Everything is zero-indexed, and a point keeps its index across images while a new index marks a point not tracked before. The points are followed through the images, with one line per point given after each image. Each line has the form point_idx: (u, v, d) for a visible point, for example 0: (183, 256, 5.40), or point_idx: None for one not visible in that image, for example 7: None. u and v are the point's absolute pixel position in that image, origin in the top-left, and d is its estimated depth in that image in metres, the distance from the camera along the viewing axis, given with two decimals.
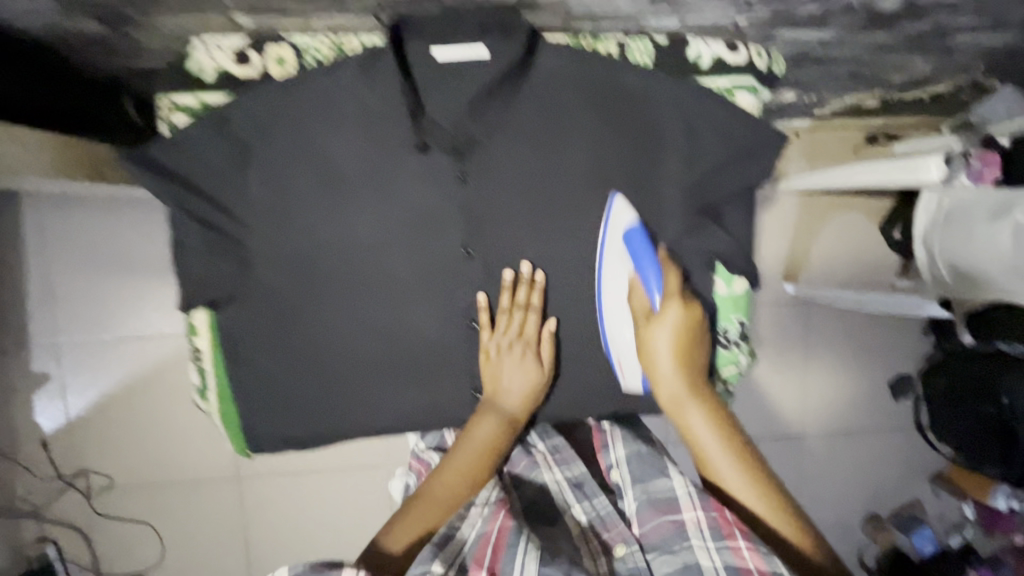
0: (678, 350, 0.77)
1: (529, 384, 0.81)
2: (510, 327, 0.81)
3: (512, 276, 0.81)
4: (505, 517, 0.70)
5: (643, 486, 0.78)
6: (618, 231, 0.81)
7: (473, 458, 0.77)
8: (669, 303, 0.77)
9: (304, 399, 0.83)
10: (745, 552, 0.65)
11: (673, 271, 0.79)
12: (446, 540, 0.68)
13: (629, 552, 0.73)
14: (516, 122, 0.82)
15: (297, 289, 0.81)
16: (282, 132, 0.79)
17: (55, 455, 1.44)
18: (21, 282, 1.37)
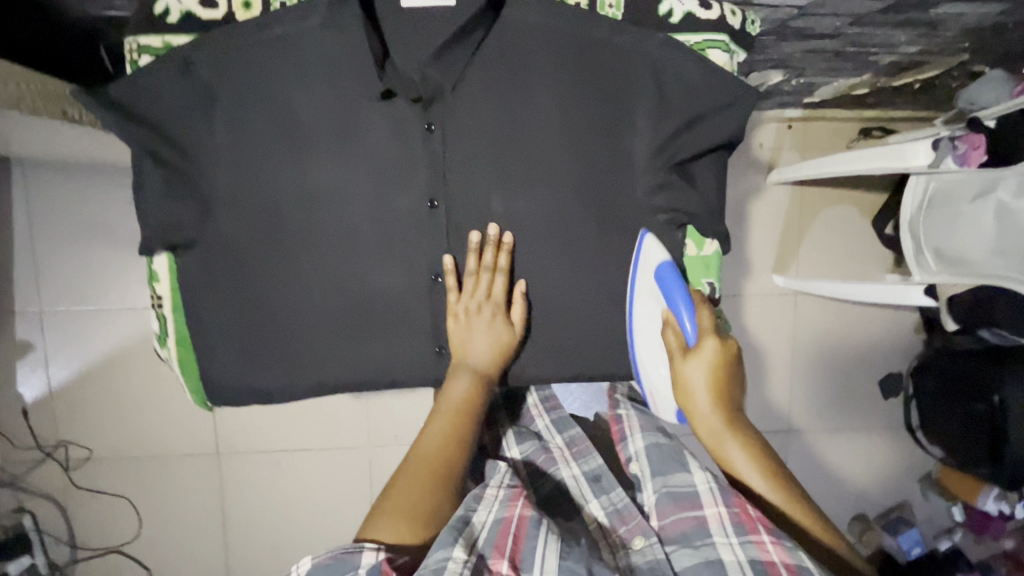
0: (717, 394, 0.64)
1: (501, 340, 0.70)
2: (477, 288, 0.69)
3: (478, 238, 0.68)
4: (523, 506, 0.63)
5: (664, 479, 0.74)
6: (649, 268, 0.70)
7: (449, 418, 0.66)
8: (705, 339, 0.66)
9: (238, 370, 0.70)
10: (769, 545, 0.58)
11: (708, 307, 0.68)
12: (463, 524, 0.60)
13: (648, 545, 0.68)
14: (501, 63, 0.67)
15: (231, 246, 0.67)
16: (231, 72, 0.63)
17: (35, 425, 1.43)
18: (6, 249, 1.37)
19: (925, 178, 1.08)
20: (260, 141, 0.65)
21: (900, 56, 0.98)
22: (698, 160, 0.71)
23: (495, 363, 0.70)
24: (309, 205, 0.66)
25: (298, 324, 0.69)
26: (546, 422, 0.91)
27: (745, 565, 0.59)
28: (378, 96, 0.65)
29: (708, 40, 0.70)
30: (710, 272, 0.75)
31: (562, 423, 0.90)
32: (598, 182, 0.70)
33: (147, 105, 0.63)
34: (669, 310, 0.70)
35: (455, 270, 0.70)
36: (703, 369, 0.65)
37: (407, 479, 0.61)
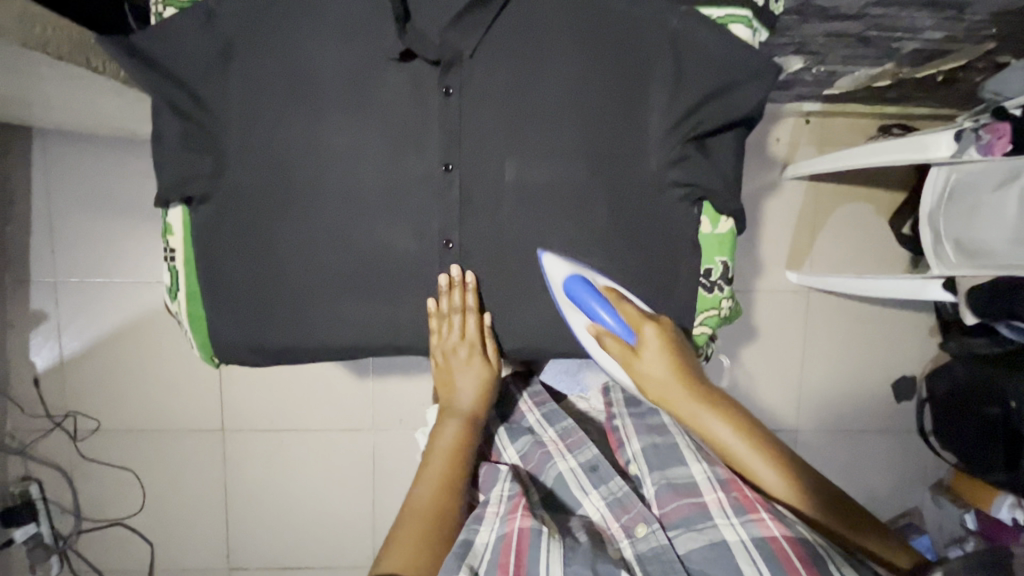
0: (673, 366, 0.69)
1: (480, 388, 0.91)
2: (450, 333, 0.71)
3: (445, 281, 0.68)
4: (522, 518, 0.74)
5: (662, 472, 0.83)
6: (559, 285, 0.68)
7: (443, 460, 0.85)
8: (643, 328, 0.68)
9: (241, 329, 0.69)
10: (768, 521, 0.69)
11: (628, 301, 0.68)
12: (469, 550, 0.73)
13: (651, 531, 0.76)
14: (522, 25, 0.65)
15: (239, 202, 0.66)
16: (244, 22, 0.63)
17: (45, 394, 1.45)
18: (27, 219, 1.39)
19: (946, 169, 1.06)
20: (277, 99, 0.64)
21: (926, 43, 0.97)
22: (717, 135, 0.69)
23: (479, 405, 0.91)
24: (322, 165, 0.66)
25: (303, 280, 0.68)
26: (537, 416, 0.99)
27: (749, 543, 0.68)
28: (396, 57, 0.64)
29: (732, 14, 0.68)
30: (724, 251, 0.72)
31: (553, 416, 0.97)
32: (611, 153, 0.67)
33: (168, 55, 0.63)
34: (593, 320, 0.69)
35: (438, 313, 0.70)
36: (657, 360, 0.68)
37: (407, 528, 0.78)
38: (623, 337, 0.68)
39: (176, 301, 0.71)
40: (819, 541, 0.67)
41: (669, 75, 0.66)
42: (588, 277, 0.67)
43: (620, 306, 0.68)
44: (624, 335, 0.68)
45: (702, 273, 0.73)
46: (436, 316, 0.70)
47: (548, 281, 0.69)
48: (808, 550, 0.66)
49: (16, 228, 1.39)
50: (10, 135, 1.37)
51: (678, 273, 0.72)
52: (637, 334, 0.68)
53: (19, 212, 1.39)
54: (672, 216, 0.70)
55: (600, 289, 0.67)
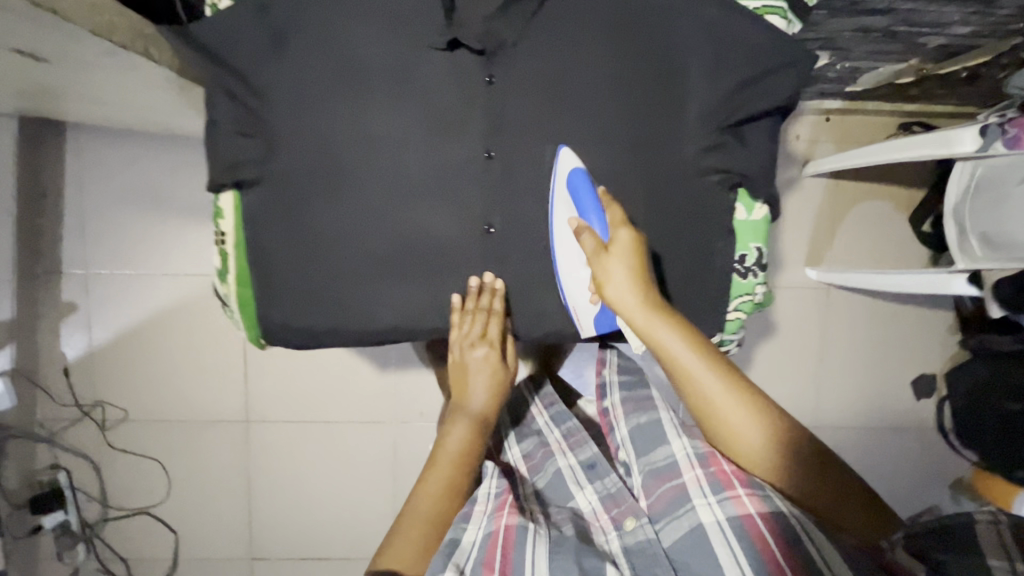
0: (640, 278, 0.67)
1: (491, 392, 0.95)
2: (470, 331, 0.75)
3: (476, 285, 0.71)
4: (509, 517, 0.79)
5: (648, 458, 0.88)
6: (563, 178, 0.67)
7: (449, 462, 0.90)
8: (618, 230, 0.66)
9: (286, 310, 0.71)
10: (745, 497, 0.74)
11: (617, 204, 0.66)
12: (456, 548, 0.78)
13: (638, 525, 0.80)
14: (565, 14, 0.67)
15: (287, 186, 0.68)
16: (294, 10, 0.65)
17: (75, 384, 1.47)
18: (59, 212, 1.42)
19: (972, 163, 1.07)
20: (324, 85, 0.66)
21: (952, 38, 0.98)
22: (750, 123, 0.71)
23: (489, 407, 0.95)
24: (368, 149, 0.67)
25: (347, 262, 0.69)
26: (546, 419, 1.07)
27: (725, 522, 0.73)
28: (442, 46, 0.66)
29: (770, 4, 0.70)
30: (759, 237, 0.76)
31: (560, 417, 1.05)
32: (649, 140, 0.69)
33: (223, 43, 0.65)
34: (577, 216, 0.67)
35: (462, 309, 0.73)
36: (625, 265, 0.66)
37: (410, 525, 0.85)
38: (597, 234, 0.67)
39: (226, 285, 0.74)
40: (794, 514, 0.71)
41: (706, 63, 0.68)
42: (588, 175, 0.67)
43: (606, 210, 0.67)
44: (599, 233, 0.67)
45: (737, 259, 0.76)
46: (462, 312, 0.74)
47: (555, 179, 0.68)
48: (782, 525, 0.70)
49: (48, 221, 1.42)
50: (44, 129, 1.39)
51: (712, 258, 0.73)
52: (612, 237, 0.67)
53: (52, 204, 1.42)
54: (707, 203, 0.72)
55: (599, 195, 0.67)
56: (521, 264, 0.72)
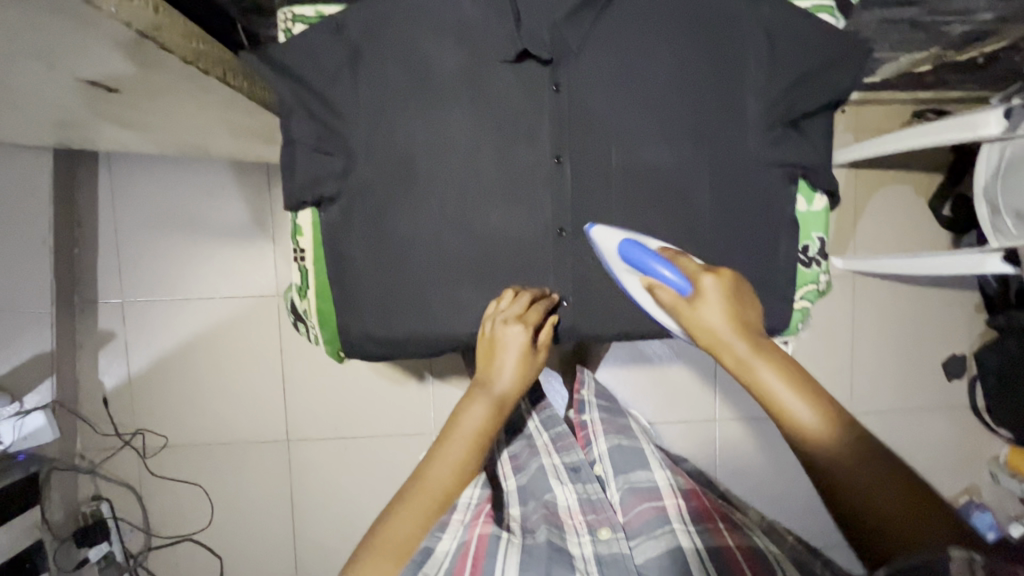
0: (736, 321, 0.61)
1: (524, 369, 0.74)
2: (510, 305, 0.71)
3: (539, 291, 0.72)
4: (484, 525, 0.70)
5: (626, 477, 0.87)
6: (612, 254, 0.69)
7: (462, 445, 0.72)
8: (697, 280, 0.62)
9: (365, 318, 0.73)
10: (723, 531, 0.70)
11: (687, 254, 0.65)
12: (425, 556, 0.66)
13: (614, 538, 0.76)
14: (626, 21, 0.70)
15: (366, 199, 0.70)
16: (372, 33, 0.68)
17: (115, 413, 1.47)
18: (96, 241, 1.44)
19: (998, 145, 1.12)
20: (400, 100, 0.68)
21: (974, 25, 1.02)
22: (811, 115, 0.73)
23: (515, 390, 0.74)
24: (440, 160, 0.70)
25: (424, 268, 0.71)
26: (536, 422, 1.00)
27: (703, 549, 0.68)
28: (510, 58, 0.69)
29: (819, 4, 0.74)
30: (820, 226, 0.78)
31: (551, 421, 0.99)
32: (712, 136, 0.71)
33: (301, 65, 0.68)
34: (647, 277, 0.66)
35: (528, 297, 0.71)
36: (716, 309, 0.61)
37: (413, 507, 0.68)
38: (676, 287, 0.63)
39: (307, 300, 0.78)
40: (772, 552, 0.66)
41: (763, 58, 0.70)
42: (637, 241, 0.66)
43: (678, 264, 0.65)
44: (674, 285, 0.63)
45: (800, 248, 0.79)
46: (515, 295, 0.72)
47: (601, 248, 0.70)
48: (757, 556, 0.65)
49: (86, 251, 1.44)
50: (78, 161, 1.41)
51: (777, 248, 0.75)
52: (693, 286, 0.62)
53: (88, 234, 1.43)
54: (769, 193, 0.74)
55: (659, 251, 0.66)
56: (597, 269, 0.74)
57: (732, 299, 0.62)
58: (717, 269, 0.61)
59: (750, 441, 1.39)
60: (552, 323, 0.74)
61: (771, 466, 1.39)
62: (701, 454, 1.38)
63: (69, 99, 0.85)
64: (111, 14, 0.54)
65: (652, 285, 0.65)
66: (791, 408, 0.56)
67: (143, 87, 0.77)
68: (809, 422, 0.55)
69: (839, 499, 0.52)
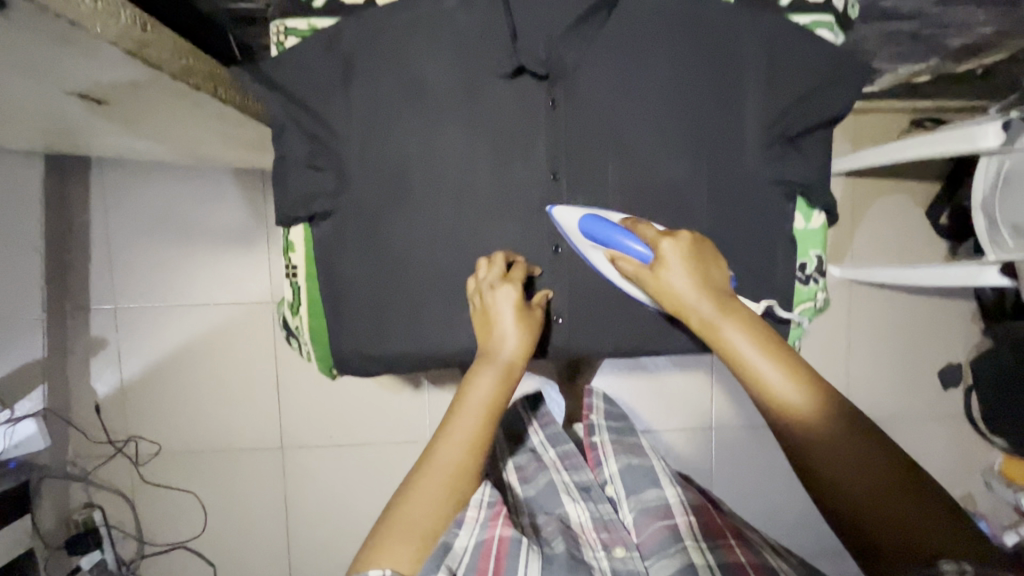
0: (703, 282, 0.61)
1: (527, 330, 0.69)
2: (490, 271, 0.68)
3: (506, 255, 0.70)
4: (506, 525, 0.65)
5: (638, 497, 0.85)
6: (574, 231, 0.68)
7: (473, 416, 0.65)
8: (656, 244, 0.62)
9: (359, 335, 0.72)
10: (736, 548, 0.70)
11: (643, 220, 0.65)
12: (444, 552, 0.60)
13: (628, 556, 0.76)
14: (623, 37, 0.69)
15: (360, 215, 0.69)
16: (367, 48, 0.67)
17: (107, 420, 1.46)
18: (88, 247, 1.42)
19: (997, 157, 1.11)
20: (395, 115, 0.68)
21: (974, 38, 1.01)
22: (810, 133, 0.73)
23: (524, 354, 0.68)
24: (436, 176, 0.69)
25: (419, 284, 0.71)
26: (541, 438, 0.99)
27: (716, 566, 0.68)
28: (507, 73, 0.68)
29: (818, 20, 0.73)
30: (818, 244, 0.78)
31: (556, 438, 0.99)
32: (710, 154, 0.70)
33: (295, 80, 0.67)
34: (607, 248, 0.66)
35: (504, 264, 0.69)
36: (680, 272, 0.61)
37: (428, 488, 0.61)
38: (636, 254, 0.63)
39: (300, 316, 0.77)
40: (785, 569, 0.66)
41: (762, 75, 0.70)
42: (596, 215, 0.66)
43: (638, 231, 0.65)
44: (637, 253, 0.63)
45: (798, 265, 0.78)
46: (493, 263, 0.69)
47: (566, 230, 0.69)
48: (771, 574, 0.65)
49: (78, 256, 1.42)
50: (70, 165, 1.40)
51: (775, 266, 0.75)
52: (654, 251, 0.62)
53: (79, 240, 1.42)
54: (766, 211, 0.73)
55: (616, 222, 0.65)
56: (596, 285, 0.73)
57: (694, 262, 0.63)
58: (675, 231, 0.61)
59: (746, 450, 1.38)
60: (545, 298, 0.72)
61: (768, 476, 1.38)
62: (697, 464, 1.38)
63: (57, 109, 0.83)
64: (98, 34, 0.52)
65: (614, 256, 0.65)
66: (775, 386, 0.57)
67: (132, 100, 0.76)
68: (796, 402, 0.56)
69: (833, 492, 0.53)
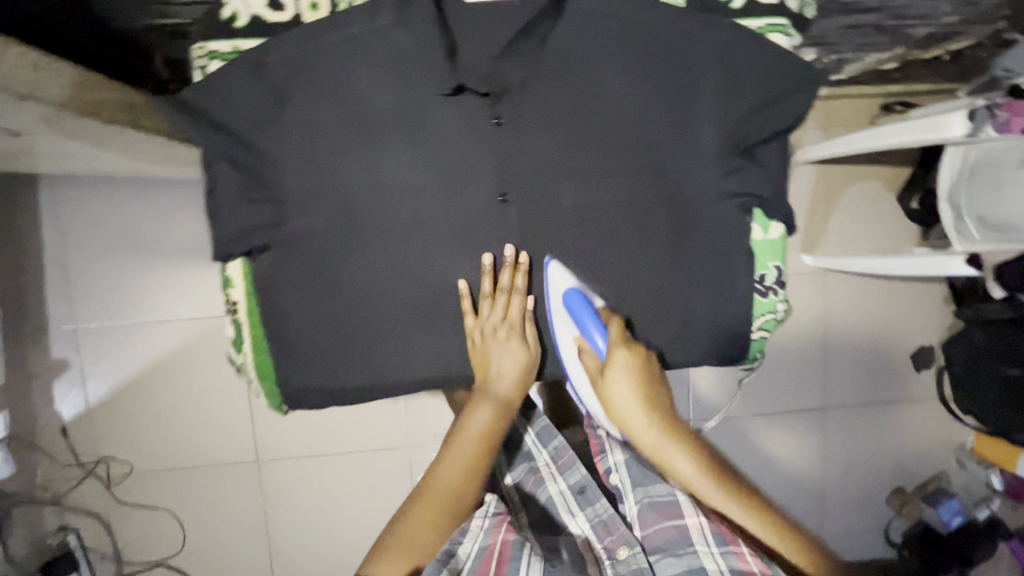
0: (646, 399, 0.68)
1: (523, 372, 0.72)
2: (495, 311, 0.69)
3: (491, 261, 0.68)
4: (508, 530, 0.64)
5: (644, 489, 0.72)
6: (557, 296, 0.69)
7: (470, 445, 0.68)
8: (613, 352, 0.68)
9: (309, 367, 0.70)
10: (749, 556, 0.60)
11: (616, 322, 0.69)
12: (446, 557, 0.62)
13: (631, 554, 0.68)
14: (569, 49, 0.66)
15: (299, 246, 0.66)
16: (296, 68, 0.63)
17: (76, 443, 1.42)
18: (41, 267, 1.37)
19: (962, 149, 1.10)
20: (331, 140, 0.64)
21: (938, 27, 1.00)
22: (765, 143, 0.70)
23: (519, 391, 0.72)
24: (379, 204, 0.66)
25: (368, 313, 0.68)
26: (534, 438, 0.87)
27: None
28: (448, 91, 0.64)
29: (771, 23, 0.70)
30: (777, 255, 0.75)
31: (547, 433, 0.86)
32: (662, 169, 0.68)
33: (222, 109, 0.63)
34: (579, 335, 0.71)
35: (490, 278, 0.69)
36: (626, 384, 0.68)
37: (427, 507, 0.65)
38: (597, 354, 0.70)
39: (246, 351, 0.73)
40: None
41: (715, 84, 0.67)
42: (581, 294, 0.69)
43: (606, 326, 0.69)
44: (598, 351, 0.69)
45: (756, 278, 0.76)
46: (489, 293, 0.69)
47: (549, 288, 0.70)
48: None
49: (31, 277, 1.37)
50: (16, 183, 1.33)
51: (735, 279, 0.73)
52: (609, 355, 0.68)
53: (32, 260, 1.36)
54: (722, 222, 0.71)
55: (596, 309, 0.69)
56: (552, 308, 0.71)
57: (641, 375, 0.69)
58: (632, 348, 0.67)
59: None
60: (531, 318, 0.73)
61: None
62: None
63: None
64: None
65: (581, 346, 0.71)
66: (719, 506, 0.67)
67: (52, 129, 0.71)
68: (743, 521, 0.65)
69: None
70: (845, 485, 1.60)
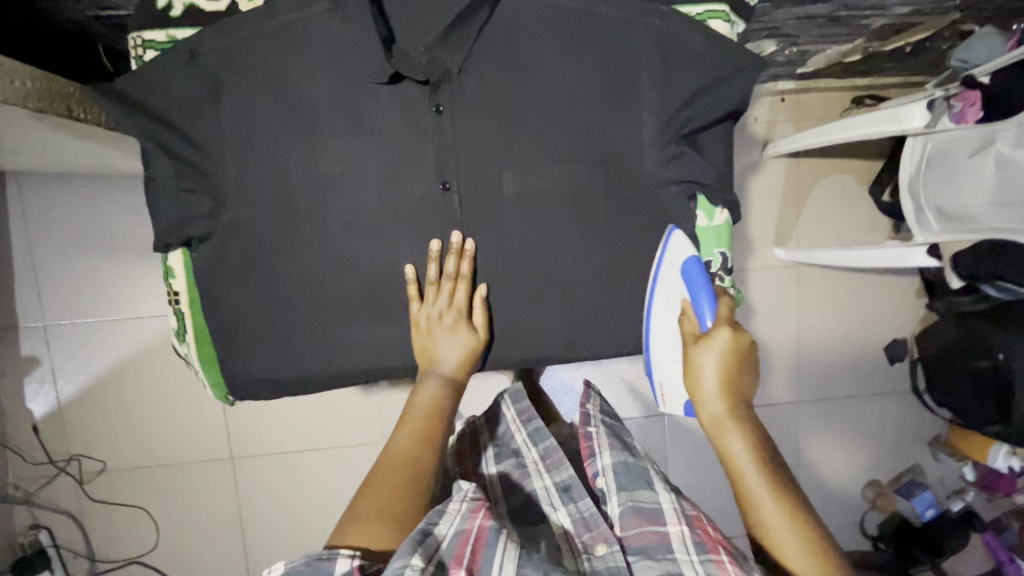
0: (728, 379, 0.65)
1: (473, 350, 0.70)
2: (439, 296, 0.68)
3: (438, 247, 0.68)
4: (486, 516, 0.59)
5: (629, 493, 0.69)
6: (674, 263, 0.70)
7: (417, 421, 0.67)
8: (720, 326, 0.66)
9: (255, 356, 0.70)
10: (727, 565, 0.57)
11: (729, 301, 0.67)
12: (421, 536, 0.55)
13: (609, 552, 0.65)
14: (504, 39, 0.66)
15: (241, 235, 0.66)
16: (232, 58, 0.63)
17: (47, 441, 1.42)
18: (9, 264, 1.36)
19: (921, 139, 1.11)
20: (270, 130, 0.65)
21: (893, 18, 1.00)
22: (707, 130, 0.70)
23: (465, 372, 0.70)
24: (319, 192, 0.66)
25: (312, 302, 0.68)
26: (523, 437, 0.85)
27: None
28: (384, 80, 0.64)
29: (710, 10, 0.70)
30: (722, 242, 0.73)
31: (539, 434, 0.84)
32: (602, 157, 0.69)
33: (159, 99, 0.63)
34: (687, 299, 0.70)
35: (437, 260, 0.69)
36: (716, 356, 0.65)
37: (380, 480, 0.62)
38: (700, 321, 0.68)
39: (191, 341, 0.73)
40: None
41: (653, 72, 0.68)
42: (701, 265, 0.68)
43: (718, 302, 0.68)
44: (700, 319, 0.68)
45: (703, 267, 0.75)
46: (434, 278, 0.69)
47: (664, 255, 0.71)
48: None
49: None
50: None
51: None
52: (712, 326, 0.66)
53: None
54: (665, 210, 0.71)
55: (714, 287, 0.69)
56: (499, 295, 0.71)
57: (735, 359, 0.65)
58: (743, 330, 0.65)
59: None
60: (484, 301, 0.70)
61: None
62: None
63: None
64: None
65: (685, 309, 0.69)
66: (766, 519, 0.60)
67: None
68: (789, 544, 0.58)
69: None
70: (821, 478, 1.59)
